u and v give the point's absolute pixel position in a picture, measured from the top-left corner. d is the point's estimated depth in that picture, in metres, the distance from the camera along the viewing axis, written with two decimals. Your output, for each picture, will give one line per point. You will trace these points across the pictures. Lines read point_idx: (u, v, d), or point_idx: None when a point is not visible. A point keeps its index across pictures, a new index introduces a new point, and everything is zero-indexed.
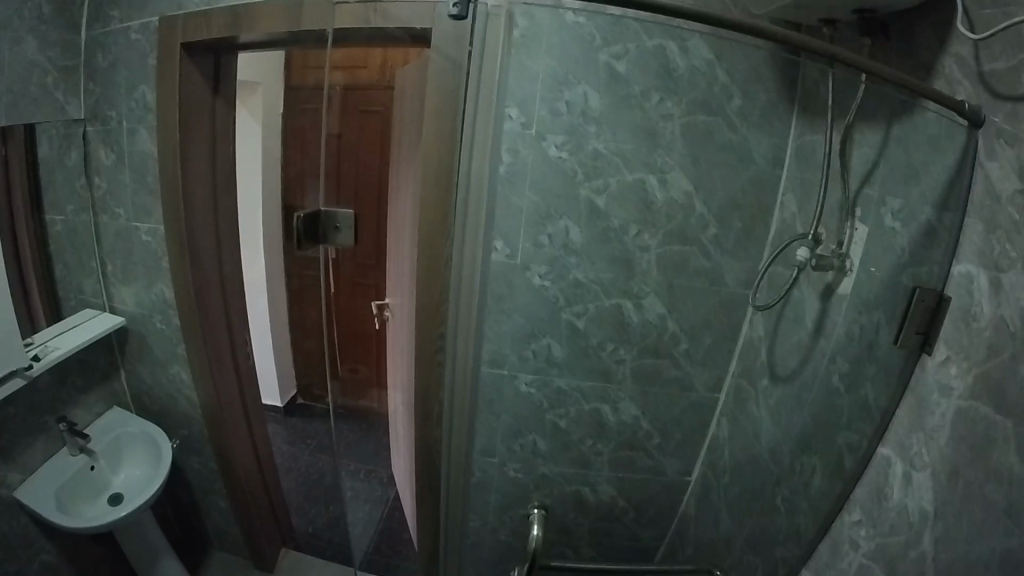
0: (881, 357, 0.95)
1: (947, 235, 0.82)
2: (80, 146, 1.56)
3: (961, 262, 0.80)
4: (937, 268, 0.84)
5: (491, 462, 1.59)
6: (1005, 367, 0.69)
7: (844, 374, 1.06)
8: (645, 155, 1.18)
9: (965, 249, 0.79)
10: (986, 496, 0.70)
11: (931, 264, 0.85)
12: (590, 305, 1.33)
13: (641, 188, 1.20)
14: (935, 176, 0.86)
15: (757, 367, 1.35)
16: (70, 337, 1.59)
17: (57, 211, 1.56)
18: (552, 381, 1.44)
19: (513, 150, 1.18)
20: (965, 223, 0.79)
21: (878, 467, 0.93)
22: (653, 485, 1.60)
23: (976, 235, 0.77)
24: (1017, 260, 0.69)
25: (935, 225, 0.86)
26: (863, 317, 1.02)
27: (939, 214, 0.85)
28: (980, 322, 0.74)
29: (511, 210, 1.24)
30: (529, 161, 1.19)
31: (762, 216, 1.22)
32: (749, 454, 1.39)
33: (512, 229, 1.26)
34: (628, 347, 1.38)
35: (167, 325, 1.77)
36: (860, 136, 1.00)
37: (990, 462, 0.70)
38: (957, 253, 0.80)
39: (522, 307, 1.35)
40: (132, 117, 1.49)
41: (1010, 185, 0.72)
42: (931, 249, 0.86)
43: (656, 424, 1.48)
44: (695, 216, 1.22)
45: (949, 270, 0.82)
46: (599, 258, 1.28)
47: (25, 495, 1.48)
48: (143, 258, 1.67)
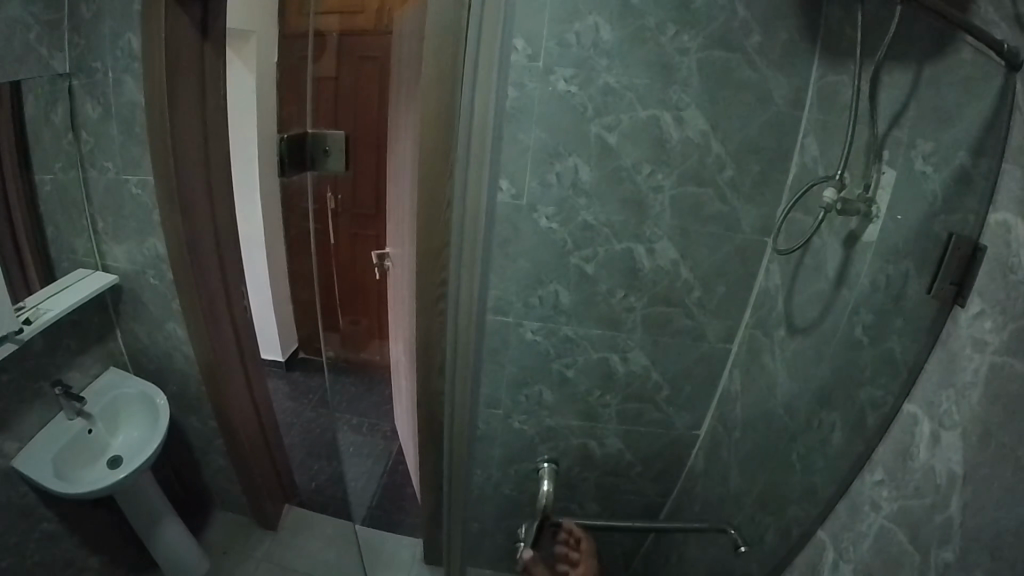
0: (909, 309, 0.84)
1: (990, 172, 0.70)
2: (66, 100, 1.43)
3: (999, 211, 0.68)
4: (969, 215, 0.72)
5: (496, 415, 1.55)
6: None
7: (869, 327, 0.95)
8: (660, 91, 1.10)
9: (1008, 192, 0.67)
10: (1018, 459, 0.62)
11: (965, 211, 0.73)
12: (598, 250, 1.27)
13: (655, 127, 1.13)
14: (968, 123, 0.74)
15: (770, 320, 1.27)
16: (65, 296, 1.47)
17: (47, 170, 1.46)
18: (559, 330, 1.39)
19: (519, 84, 1.11)
20: (1000, 172, 0.68)
21: (903, 426, 0.84)
22: (661, 440, 1.56)
23: (1010, 181, 0.67)
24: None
25: (970, 170, 0.74)
26: (889, 267, 0.90)
27: (969, 154, 0.74)
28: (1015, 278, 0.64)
29: (517, 148, 1.17)
30: (535, 96, 1.12)
31: (783, 158, 1.15)
32: (759, 407, 1.31)
33: (517, 168, 1.19)
34: (640, 294, 1.32)
35: (161, 281, 1.71)
36: (886, 81, 0.90)
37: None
38: (993, 198, 0.69)
39: (528, 251, 1.29)
40: (119, 66, 1.40)
41: None
42: (965, 195, 0.74)
43: (664, 371, 1.43)
44: (711, 157, 1.15)
45: (983, 216, 0.70)
46: (610, 199, 1.22)
47: (24, 465, 1.38)
48: (136, 212, 1.60)
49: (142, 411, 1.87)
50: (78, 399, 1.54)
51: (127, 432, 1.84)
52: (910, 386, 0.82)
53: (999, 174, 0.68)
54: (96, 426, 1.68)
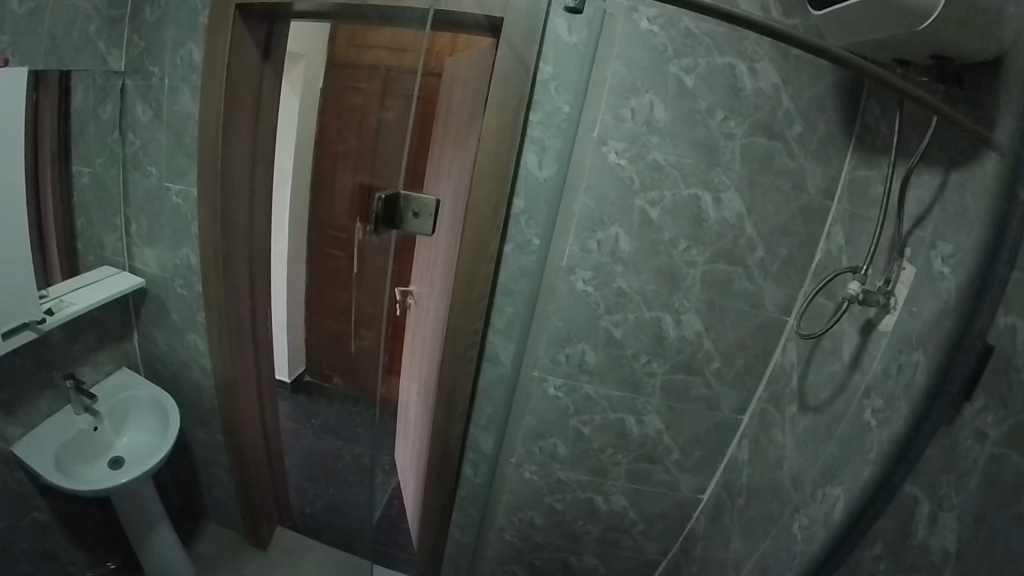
0: (919, 397, 0.89)
1: (1000, 274, 0.76)
2: (118, 100, 1.58)
3: (1006, 310, 0.74)
4: (982, 314, 0.78)
5: (508, 462, 1.56)
6: None
7: (878, 413, 0.99)
8: (704, 171, 1.16)
9: (1006, 292, 0.74)
10: (1008, 539, 0.68)
11: (980, 309, 0.79)
12: (630, 316, 1.30)
13: (696, 205, 1.19)
14: (987, 228, 0.79)
15: (786, 397, 1.30)
16: (88, 293, 1.54)
17: (85, 163, 1.53)
18: (581, 387, 1.40)
19: (579, 154, 1.17)
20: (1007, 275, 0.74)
21: (904, 503, 0.88)
22: (667, 501, 1.59)
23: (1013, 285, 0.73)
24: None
25: (985, 272, 0.79)
26: (903, 357, 0.94)
27: (980, 257, 0.80)
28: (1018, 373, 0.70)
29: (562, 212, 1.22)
30: (592, 165, 1.17)
31: (810, 244, 1.23)
32: (766, 480, 1.34)
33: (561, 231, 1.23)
34: (663, 360, 1.35)
35: (188, 291, 1.79)
36: (922, 184, 0.96)
37: (1014, 507, 0.68)
38: (999, 296, 0.75)
39: (561, 310, 1.31)
40: (179, 75, 1.52)
41: None
42: (976, 295, 0.80)
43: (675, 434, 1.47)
44: (743, 237, 1.21)
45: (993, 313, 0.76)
46: (646, 269, 1.25)
47: (25, 455, 1.39)
48: (173, 219, 1.69)
49: (152, 414, 1.89)
50: (88, 395, 1.58)
51: (134, 433, 1.86)
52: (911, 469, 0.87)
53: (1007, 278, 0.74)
54: (103, 423, 1.71)
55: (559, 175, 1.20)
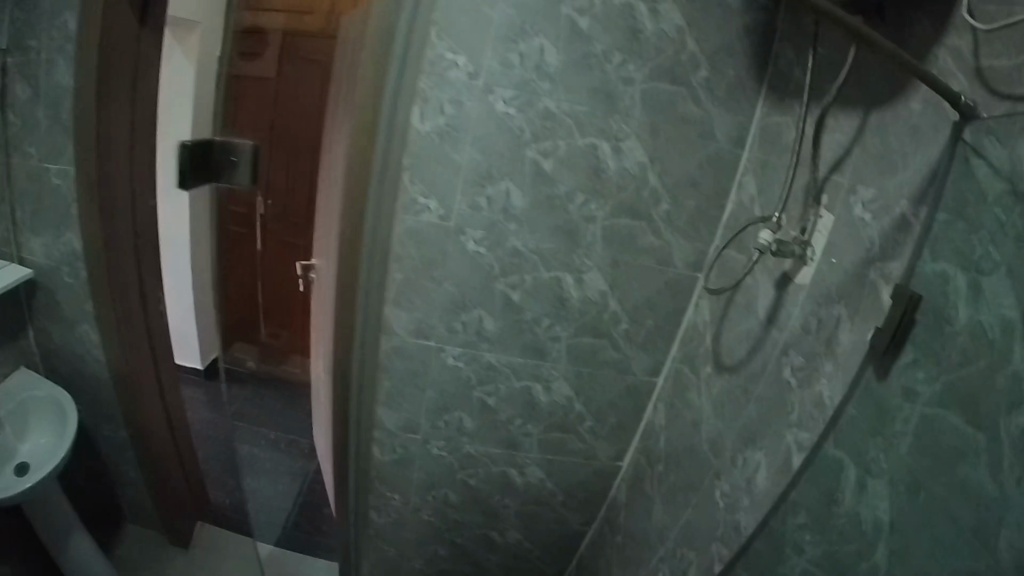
0: (842, 354, 0.78)
1: (923, 215, 0.68)
2: None
3: (935, 258, 0.65)
4: (903, 259, 0.70)
5: (412, 440, 1.38)
6: (979, 376, 0.60)
7: (796, 369, 0.88)
8: (601, 119, 1.05)
9: (933, 234, 0.66)
10: (949, 511, 0.61)
11: (904, 256, 0.70)
12: (527, 278, 1.17)
13: (595, 157, 1.07)
14: (909, 169, 0.71)
15: (700, 355, 1.18)
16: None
17: None
18: (482, 356, 1.25)
19: (463, 106, 1.02)
20: (936, 220, 0.66)
21: (826, 464, 0.78)
22: (583, 472, 1.45)
23: (943, 231, 0.65)
24: (999, 265, 0.58)
25: (909, 217, 0.70)
26: (822, 311, 0.83)
27: (905, 199, 0.71)
28: (957, 327, 0.63)
29: (448, 168, 1.07)
30: (480, 114, 1.03)
31: (720, 196, 1.13)
32: (683, 444, 1.19)
33: (448, 188, 1.08)
34: (568, 323, 1.22)
35: None
36: (835, 127, 0.86)
37: (956, 477, 0.61)
38: (925, 241, 0.67)
39: (453, 274, 1.16)
40: None
41: (996, 185, 0.59)
42: (898, 242, 0.71)
43: (590, 401, 1.33)
44: (647, 189, 1.11)
45: (922, 261, 0.67)
46: (542, 226, 1.12)
47: None
48: None
49: None
50: None
51: None
52: (834, 430, 0.78)
53: (936, 224, 0.66)
54: None
55: (442, 133, 1.04)
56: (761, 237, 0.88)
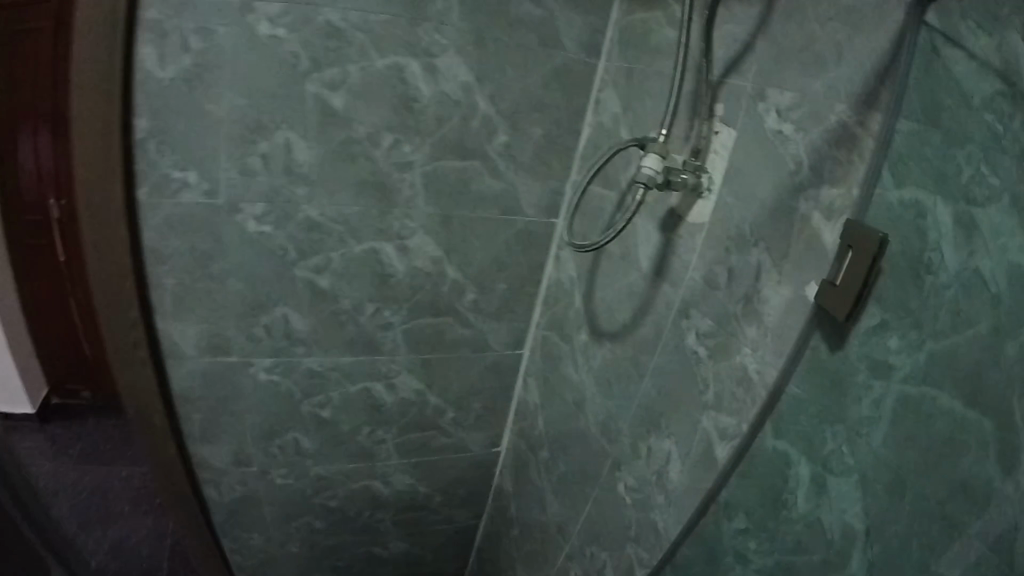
0: (767, 316, 0.58)
1: (874, 127, 0.50)
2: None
3: (899, 187, 0.48)
4: (852, 188, 0.51)
5: (251, 474, 0.91)
6: (978, 342, 0.42)
7: (706, 343, 0.63)
8: (405, 30, 0.69)
9: (895, 149, 0.49)
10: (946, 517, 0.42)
11: (848, 185, 0.52)
12: (334, 257, 0.77)
13: (401, 79, 0.70)
14: (842, 65, 0.52)
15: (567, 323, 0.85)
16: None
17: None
18: (302, 363, 0.82)
19: (220, 26, 0.64)
20: (892, 140, 0.49)
21: (769, 457, 0.58)
22: (460, 466, 1.03)
23: (910, 151, 0.48)
24: (1002, 191, 0.40)
25: (851, 127, 0.52)
26: (731, 259, 0.62)
27: (841, 103, 0.52)
28: (941, 278, 0.45)
29: (202, 122, 0.68)
30: (241, 36, 0.65)
31: (572, 119, 0.79)
32: (562, 421, 0.83)
33: (205, 150, 0.69)
34: (401, 307, 0.83)
35: None
36: (731, 22, 0.64)
37: (953, 474, 0.42)
38: (882, 159, 0.49)
39: (239, 269, 0.76)
40: None
41: (983, 82, 0.42)
42: (840, 166, 0.52)
43: (459, 396, 0.94)
44: (478, 119, 0.74)
45: (881, 192, 0.49)
46: (342, 187, 0.73)
47: None
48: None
49: None
50: None
51: None
52: (768, 416, 0.58)
53: (893, 144, 0.49)
54: None
55: (189, 70, 0.65)
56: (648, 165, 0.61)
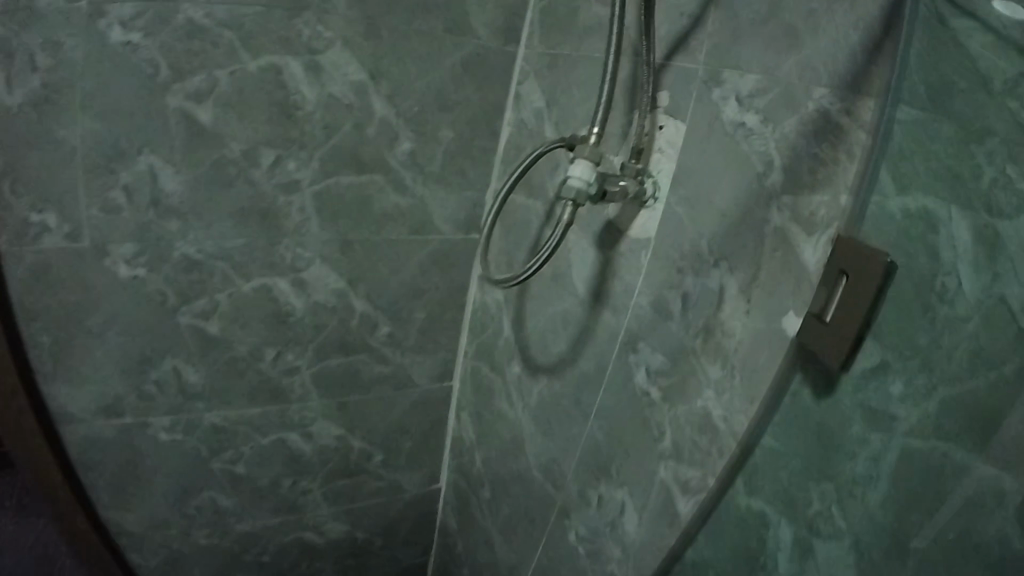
0: (735, 347, 0.48)
1: (867, 121, 0.41)
2: None
3: (902, 193, 0.39)
4: (842, 194, 0.43)
5: (167, 534, 0.74)
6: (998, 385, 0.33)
7: (658, 382, 0.53)
8: (283, 24, 0.57)
9: (896, 146, 0.40)
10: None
11: (835, 188, 0.43)
12: (219, 298, 0.64)
13: (280, 84, 0.58)
14: (819, 41, 0.44)
15: (498, 351, 0.72)
16: None
17: None
18: (202, 420, 0.69)
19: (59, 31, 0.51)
20: (892, 135, 0.40)
21: (750, 518, 0.47)
22: (399, 508, 0.88)
23: (914, 148, 0.39)
24: None
25: (834, 116, 0.43)
26: (685, 281, 0.52)
27: (819, 87, 0.44)
28: (958, 309, 0.36)
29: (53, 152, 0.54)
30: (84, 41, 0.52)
31: (486, 119, 0.67)
32: (502, 463, 0.71)
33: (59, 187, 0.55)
34: (303, 347, 0.69)
35: None
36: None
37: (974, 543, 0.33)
38: (879, 155, 0.41)
39: (117, 324, 0.62)
40: None
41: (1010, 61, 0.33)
42: (819, 167, 0.44)
43: (386, 437, 0.81)
44: (374, 125, 0.62)
45: (880, 199, 0.40)
46: (224, 216, 0.61)
47: None
48: None
49: None
50: None
51: None
52: (740, 469, 0.48)
53: (894, 138, 0.40)
54: None
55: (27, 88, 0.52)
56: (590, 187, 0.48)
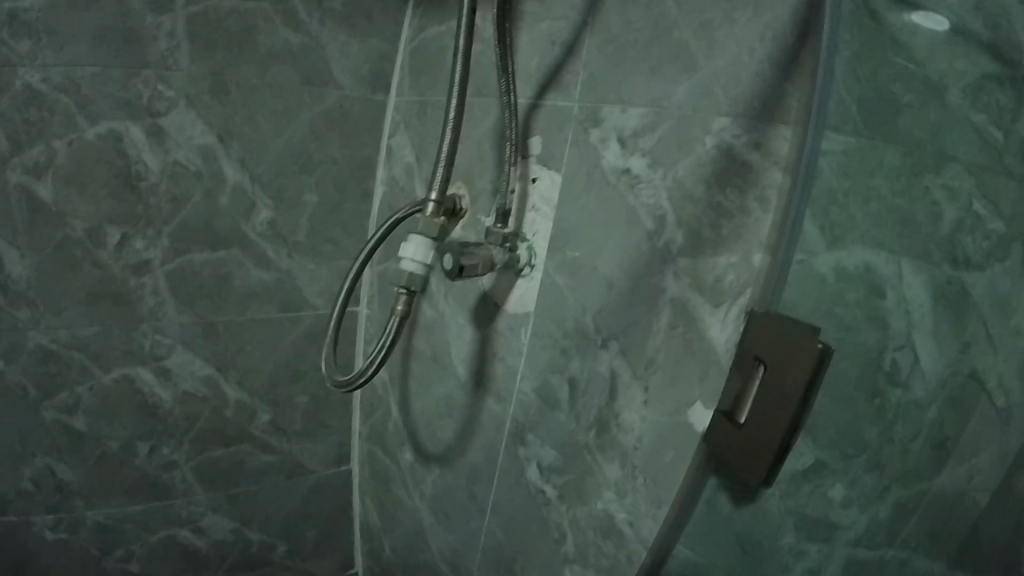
0: (637, 443, 0.40)
1: (783, 154, 0.35)
2: None
3: (836, 246, 0.32)
4: (756, 250, 0.36)
5: None
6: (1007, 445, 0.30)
7: (553, 479, 0.45)
8: (124, 86, 0.49)
9: (823, 185, 0.32)
10: None
11: (746, 245, 0.36)
12: (81, 391, 0.55)
13: (119, 152, 0.51)
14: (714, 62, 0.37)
15: (388, 439, 0.62)
16: None
17: None
18: (88, 517, 0.59)
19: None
20: (817, 170, 0.32)
21: None
22: None
23: (850, 185, 0.32)
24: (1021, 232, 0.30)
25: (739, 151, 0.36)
26: (571, 365, 0.44)
27: (720, 117, 0.37)
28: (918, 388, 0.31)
29: None
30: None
31: (359, 176, 0.60)
32: (411, 557, 0.62)
33: None
34: (179, 440, 0.60)
35: None
36: (534, 28, 0.48)
37: None
38: (800, 200, 0.33)
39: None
40: None
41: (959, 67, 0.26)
42: (723, 222, 0.37)
43: (284, 533, 0.68)
44: (229, 191, 0.55)
45: (809, 257, 0.33)
46: (77, 303, 0.53)
47: None
48: None
49: None
50: None
51: None
52: None
53: (820, 175, 0.32)
54: None
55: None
56: (443, 266, 0.41)
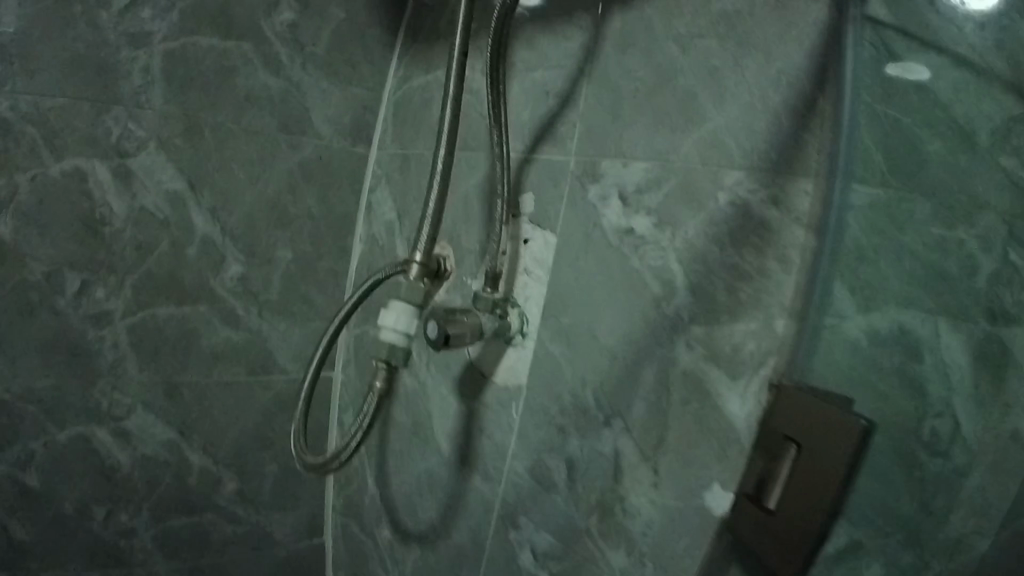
0: (649, 531, 0.35)
1: (805, 211, 0.31)
2: None
3: (866, 310, 0.29)
4: (779, 316, 0.31)
5: None
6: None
7: (547, 566, 0.40)
8: (90, 126, 0.47)
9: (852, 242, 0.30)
10: None
11: (767, 311, 0.31)
12: (35, 448, 0.49)
13: (84, 192, 0.47)
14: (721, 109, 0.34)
15: (366, 513, 0.57)
16: None
17: None
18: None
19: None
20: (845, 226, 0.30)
21: None
22: None
23: (879, 242, 0.29)
24: None
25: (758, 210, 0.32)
26: (569, 443, 0.39)
27: (735, 170, 0.33)
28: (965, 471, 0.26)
29: None
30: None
31: (335, 231, 0.57)
32: None
33: None
34: (139, 505, 0.53)
35: None
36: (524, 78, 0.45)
37: None
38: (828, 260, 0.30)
39: None
40: None
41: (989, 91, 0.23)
42: (739, 285, 0.32)
43: None
44: (197, 241, 0.51)
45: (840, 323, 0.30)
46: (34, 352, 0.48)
47: None
48: None
49: None
50: None
51: None
52: None
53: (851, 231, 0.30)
54: None
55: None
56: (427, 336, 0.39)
